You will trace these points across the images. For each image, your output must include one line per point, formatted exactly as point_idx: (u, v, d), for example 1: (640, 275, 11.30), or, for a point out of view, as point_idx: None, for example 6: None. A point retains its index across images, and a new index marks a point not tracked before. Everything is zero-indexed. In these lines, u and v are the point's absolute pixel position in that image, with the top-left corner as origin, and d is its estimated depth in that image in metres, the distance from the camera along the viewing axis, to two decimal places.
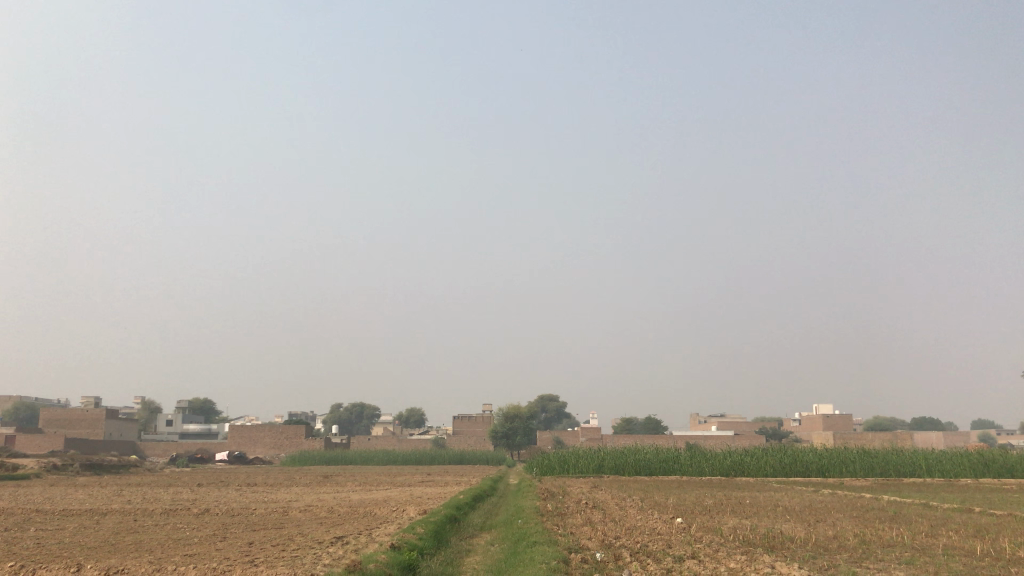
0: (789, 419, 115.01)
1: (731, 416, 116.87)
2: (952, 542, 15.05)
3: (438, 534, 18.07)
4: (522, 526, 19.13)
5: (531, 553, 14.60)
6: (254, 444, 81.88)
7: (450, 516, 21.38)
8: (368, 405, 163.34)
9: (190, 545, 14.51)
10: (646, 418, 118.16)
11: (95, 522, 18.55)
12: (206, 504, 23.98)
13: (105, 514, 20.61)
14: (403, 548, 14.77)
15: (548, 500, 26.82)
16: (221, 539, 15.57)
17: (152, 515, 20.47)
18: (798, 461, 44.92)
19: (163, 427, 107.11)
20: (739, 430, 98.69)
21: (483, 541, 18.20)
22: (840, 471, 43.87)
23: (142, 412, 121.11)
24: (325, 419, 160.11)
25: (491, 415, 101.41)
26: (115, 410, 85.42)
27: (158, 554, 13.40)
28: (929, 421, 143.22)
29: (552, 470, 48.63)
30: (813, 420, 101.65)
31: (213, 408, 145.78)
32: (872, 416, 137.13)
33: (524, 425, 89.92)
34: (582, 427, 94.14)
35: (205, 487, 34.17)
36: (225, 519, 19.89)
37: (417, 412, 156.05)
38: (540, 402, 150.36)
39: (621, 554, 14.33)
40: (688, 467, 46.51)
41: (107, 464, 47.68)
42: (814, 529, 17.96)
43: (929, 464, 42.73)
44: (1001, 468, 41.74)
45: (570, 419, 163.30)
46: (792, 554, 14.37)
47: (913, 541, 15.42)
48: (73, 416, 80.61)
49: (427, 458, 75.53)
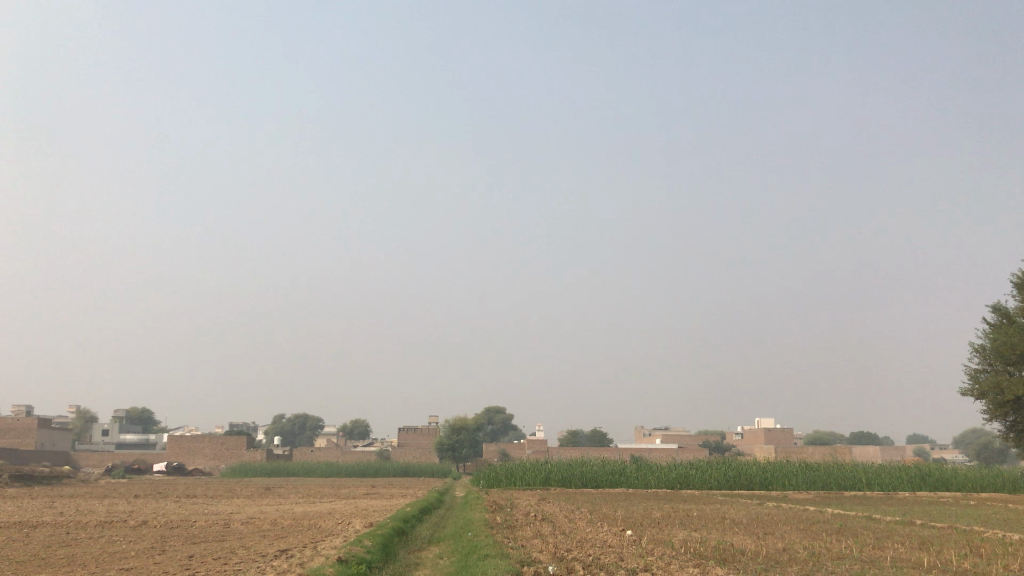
0: (732, 434, 117.13)
1: (674, 430, 118.26)
2: (898, 555, 15.34)
3: (387, 547, 17.62)
4: (473, 539, 18.81)
5: (483, 566, 14.32)
6: (193, 455, 79.33)
7: (398, 528, 20.92)
8: (312, 416, 160.30)
9: (126, 559, 13.79)
10: (592, 430, 118.49)
11: (26, 535, 17.51)
12: (145, 516, 22.97)
13: (37, 526, 19.58)
14: (351, 561, 14.36)
15: (496, 512, 26.59)
16: (159, 552, 14.88)
17: (87, 527, 19.54)
18: (742, 474, 45.65)
19: (99, 437, 103.30)
20: (684, 444, 100.07)
21: (432, 554, 17.82)
22: (783, 484, 44.67)
23: (74, 421, 116.09)
24: (267, 430, 156.71)
25: (437, 426, 100.57)
26: (48, 419, 81.80)
27: (92, 568, 12.68)
28: (867, 435, 147.62)
29: (499, 482, 48.32)
30: (754, 434, 103.66)
31: (151, 418, 141.06)
32: (813, 432, 140.95)
33: (471, 437, 89.19)
34: (529, 439, 93.83)
35: (141, 499, 32.86)
36: (165, 531, 19.10)
37: (362, 424, 153.61)
38: (488, 414, 149.97)
39: (574, 567, 14.18)
40: (634, 480, 46.84)
41: (39, 475, 45.41)
42: (764, 541, 18.13)
43: (869, 477, 44.00)
44: (936, 481, 43.18)
45: (516, 431, 163.24)
46: (743, 567, 14.40)
47: (861, 553, 15.70)
48: (2, 425, 76.78)
49: (372, 470, 74.19)
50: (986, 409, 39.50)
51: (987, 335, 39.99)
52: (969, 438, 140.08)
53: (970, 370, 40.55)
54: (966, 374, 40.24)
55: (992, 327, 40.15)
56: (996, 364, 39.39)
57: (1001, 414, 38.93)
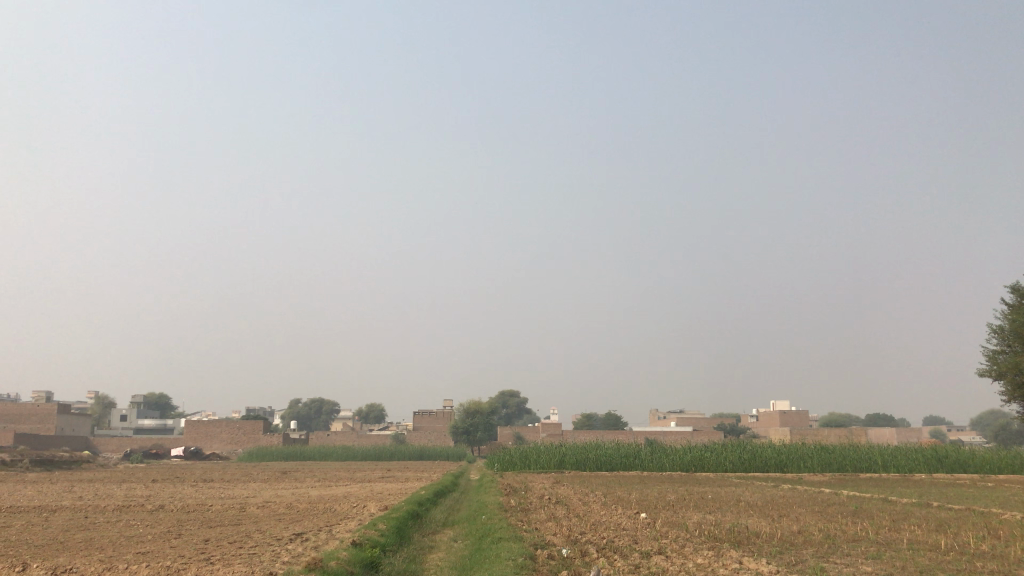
0: (747, 417, 116.66)
1: (689, 412, 117.98)
2: (915, 537, 15.20)
3: (401, 530, 17.66)
4: (487, 522, 18.81)
5: (497, 549, 14.28)
6: (210, 439, 80.23)
7: (412, 512, 20.96)
8: (328, 401, 161.62)
9: (142, 543, 13.89)
10: (606, 414, 118.65)
11: (44, 520, 17.67)
12: (160, 501, 23.15)
13: (56, 510, 19.80)
14: (365, 544, 14.36)
15: (509, 496, 26.58)
16: (175, 537, 14.95)
17: (105, 512, 19.69)
18: (757, 456, 45.48)
19: (117, 423, 104.67)
20: (698, 427, 99.90)
21: (446, 538, 17.86)
22: (798, 466, 44.51)
23: (93, 407, 117.50)
24: (283, 415, 158.23)
25: (451, 411, 101.03)
26: (68, 405, 82.91)
27: (110, 552, 12.78)
28: (884, 418, 146.75)
29: (513, 465, 48.52)
30: (770, 416, 103.19)
31: (169, 403, 142.72)
32: (828, 415, 140.35)
33: (485, 421, 89.51)
34: (544, 422, 94.00)
35: (159, 483, 33.24)
36: (181, 516, 19.26)
37: (377, 408, 154.83)
38: (502, 397, 150.62)
39: (588, 550, 14.10)
40: (649, 463, 46.79)
41: (59, 460, 46.04)
42: (779, 524, 18.03)
43: (885, 459, 43.72)
44: (953, 463, 42.84)
45: (530, 416, 163.69)
46: (758, 550, 14.28)
47: (877, 535, 15.55)
48: (23, 411, 77.91)
49: (387, 454, 74.65)
50: (1005, 390, 38.98)
51: (1005, 316, 39.53)
52: (987, 419, 138.90)
53: (988, 351, 40.10)
54: (984, 355, 39.83)
55: (1010, 308, 39.66)
56: (1015, 345, 38.92)
57: (1019, 395, 38.49)
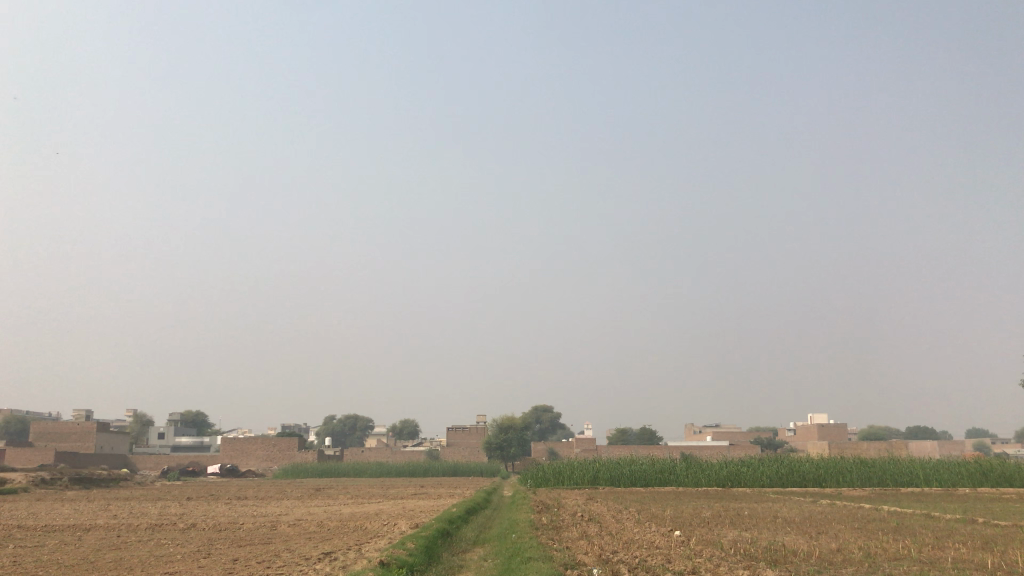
0: (784, 430, 114.62)
1: (725, 425, 116.42)
2: (959, 555, 14.62)
3: (430, 549, 17.56)
4: (516, 540, 18.61)
5: (526, 569, 14.08)
6: (247, 456, 80.81)
7: (443, 530, 20.88)
8: (362, 417, 162.70)
9: (173, 562, 14.00)
10: (641, 428, 117.75)
11: (77, 538, 17.96)
12: (193, 519, 23.37)
13: (89, 529, 20.09)
14: (393, 564, 14.19)
15: (542, 513, 26.23)
16: (204, 556, 15.04)
17: (138, 530, 19.98)
18: (795, 470, 44.49)
19: (156, 439, 106.47)
20: (734, 441, 98.24)
21: (476, 556, 17.75)
22: (837, 481, 43.42)
23: (132, 424, 119.72)
24: (318, 431, 159.57)
25: (484, 426, 100.99)
26: (107, 423, 84.37)
27: (140, 571, 12.96)
28: (923, 430, 143.61)
29: (547, 481, 48.03)
30: (808, 430, 101.23)
31: (205, 420, 144.91)
32: (867, 427, 137.87)
33: (519, 436, 89.24)
34: (577, 437, 93.32)
35: (195, 501, 33.57)
36: (212, 534, 19.40)
37: (411, 424, 155.41)
38: (535, 412, 150.47)
39: (619, 569, 13.85)
40: (684, 478, 46.00)
41: (98, 478, 46.77)
42: (818, 541, 17.52)
43: (927, 473, 42.42)
44: (999, 476, 41.42)
45: (564, 430, 163.23)
46: (794, 569, 13.84)
47: (920, 553, 15.01)
48: (64, 429, 79.52)
49: (421, 469, 74.70)
50: None
51: None
52: None
53: None
54: None
55: None
56: None
57: None
